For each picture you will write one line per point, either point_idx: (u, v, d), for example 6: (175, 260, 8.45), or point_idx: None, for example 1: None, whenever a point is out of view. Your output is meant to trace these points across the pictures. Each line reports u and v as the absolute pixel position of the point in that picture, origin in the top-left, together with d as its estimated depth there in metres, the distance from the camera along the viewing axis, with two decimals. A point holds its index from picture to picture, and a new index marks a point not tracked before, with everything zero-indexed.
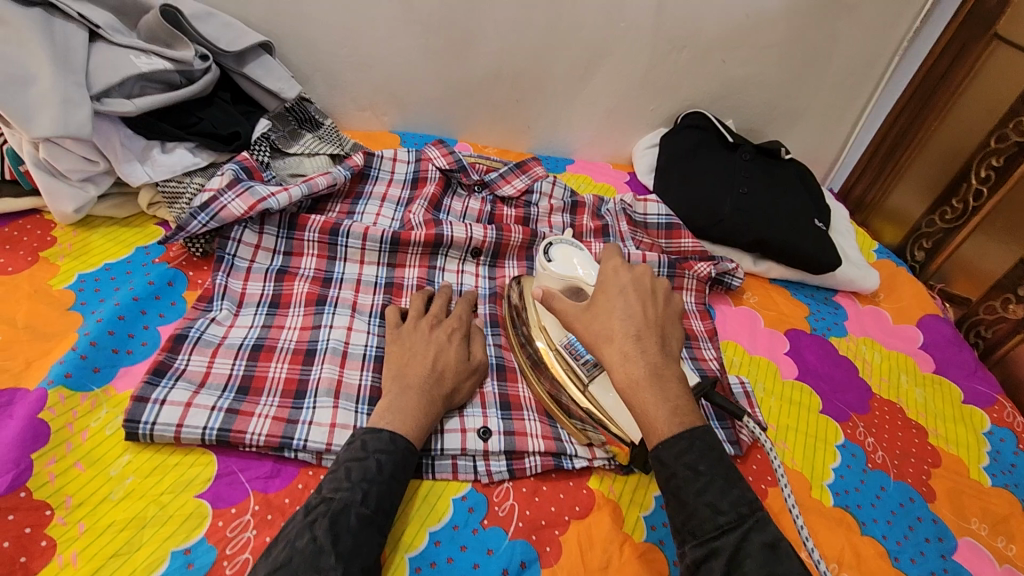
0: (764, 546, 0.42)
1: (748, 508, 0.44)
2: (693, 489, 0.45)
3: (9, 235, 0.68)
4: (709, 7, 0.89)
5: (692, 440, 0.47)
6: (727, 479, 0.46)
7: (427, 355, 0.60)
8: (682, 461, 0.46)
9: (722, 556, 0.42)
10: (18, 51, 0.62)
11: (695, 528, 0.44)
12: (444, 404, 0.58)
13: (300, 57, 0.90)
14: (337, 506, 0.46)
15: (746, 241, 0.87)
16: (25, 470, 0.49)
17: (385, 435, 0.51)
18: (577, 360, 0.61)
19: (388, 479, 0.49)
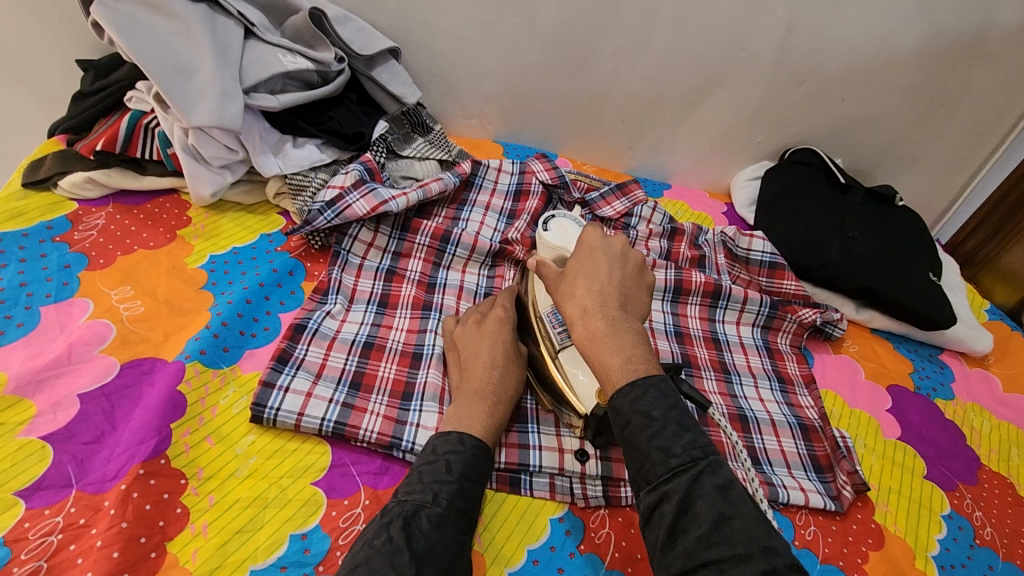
0: (715, 487, 0.41)
1: (701, 451, 0.43)
2: (645, 434, 0.44)
3: (151, 212, 0.73)
4: (837, 44, 0.87)
5: (645, 388, 0.45)
6: (681, 423, 0.44)
7: (483, 351, 0.61)
8: (637, 409, 0.45)
9: (674, 499, 0.41)
10: (185, 44, 0.66)
11: (648, 474, 0.43)
12: (511, 405, 0.59)
13: (421, 64, 0.93)
14: (410, 507, 0.47)
15: (851, 288, 0.85)
16: (164, 438, 0.52)
17: (453, 436, 0.52)
18: (554, 328, 0.62)
19: (458, 477, 0.49)
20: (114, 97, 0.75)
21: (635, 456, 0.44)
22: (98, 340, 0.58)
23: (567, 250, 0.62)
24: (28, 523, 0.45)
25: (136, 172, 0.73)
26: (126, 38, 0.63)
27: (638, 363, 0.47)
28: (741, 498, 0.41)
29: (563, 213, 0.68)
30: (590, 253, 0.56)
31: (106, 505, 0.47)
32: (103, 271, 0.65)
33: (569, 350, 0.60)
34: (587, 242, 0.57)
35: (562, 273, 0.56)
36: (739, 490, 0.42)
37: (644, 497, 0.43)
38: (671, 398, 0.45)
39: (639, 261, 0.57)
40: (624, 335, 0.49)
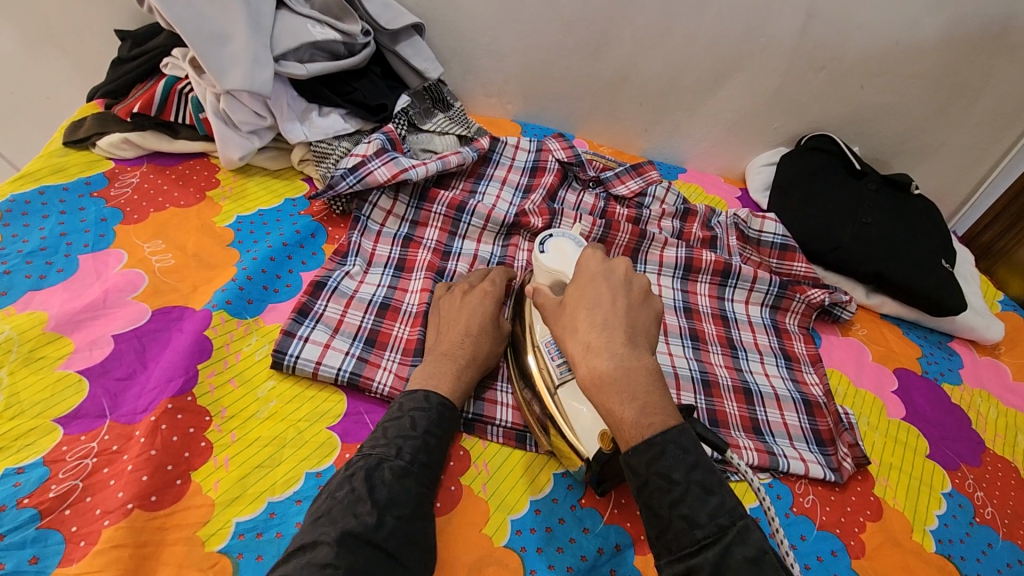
0: (745, 560, 0.40)
1: (729, 518, 0.43)
2: (667, 500, 0.44)
3: (182, 173, 0.76)
4: (858, 30, 0.87)
5: (663, 446, 0.45)
6: (705, 486, 0.44)
7: (460, 320, 0.62)
8: (655, 470, 0.44)
9: (701, 573, 0.41)
10: (220, 10, 0.69)
11: (671, 543, 0.43)
12: (481, 367, 0.61)
13: (444, 42, 0.95)
14: (373, 460, 0.48)
15: (862, 272, 0.85)
16: (192, 378, 0.55)
17: (419, 394, 0.54)
18: (553, 361, 0.58)
19: (422, 434, 0.51)
20: (151, 63, 0.78)
21: (660, 525, 0.44)
22: (131, 288, 0.61)
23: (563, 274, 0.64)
24: (66, 446, 0.49)
25: (170, 135, 0.77)
26: (165, 5, 0.66)
27: (652, 414, 0.47)
28: (772, 567, 0.41)
29: (561, 232, 0.69)
30: (592, 279, 0.55)
31: (137, 434, 0.50)
32: (137, 225, 0.68)
33: (568, 386, 0.57)
34: (588, 268, 0.57)
35: (562, 303, 0.55)
36: (770, 558, 0.41)
37: (669, 565, 0.43)
38: (692, 455, 0.45)
39: (645, 286, 0.56)
40: (634, 378, 0.48)
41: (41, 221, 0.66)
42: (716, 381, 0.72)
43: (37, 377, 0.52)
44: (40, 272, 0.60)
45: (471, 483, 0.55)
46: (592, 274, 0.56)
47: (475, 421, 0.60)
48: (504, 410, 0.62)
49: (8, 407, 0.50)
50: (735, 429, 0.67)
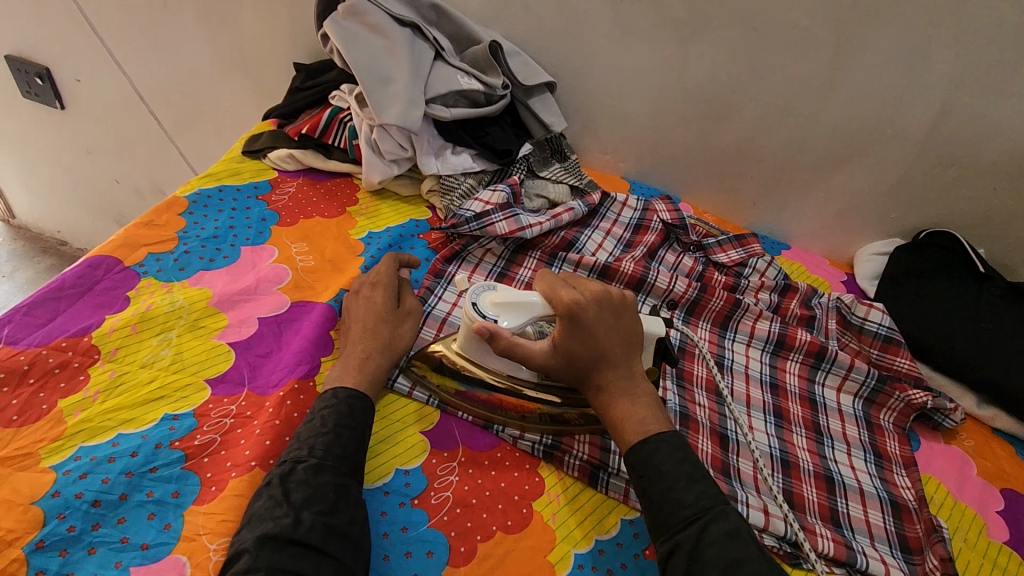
0: (724, 533, 0.48)
1: (709, 502, 0.50)
2: (659, 487, 0.51)
3: (329, 188, 0.88)
4: (997, 132, 0.85)
5: (657, 444, 0.53)
6: (690, 475, 0.51)
7: (360, 317, 0.65)
8: (649, 464, 0.52)
9: (683, 548, 0.47)
10: (388, 59, 0.82)
11: (663, 524, 0.50)
12: (389, 354, 0.63)
13: (572, 100, 1.03)
14: (287, 465, 0.50)
15: (973, 379, 0.81)
16: (314, 366, 0.63)
17: (328, 392, 0.56)
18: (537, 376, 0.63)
19: (331, 430, 0.52)
20: (322, 94, 0.92)
21: (650, 505, 0.51)
22: (278, 279, 0.71)
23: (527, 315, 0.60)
24: (211, 404, 0.57)
25: (324, 156, 0.88)
26: (347, 50, 0.80)
27: (651, 424, 0.54)
28: (749, 541, 0.48)
29: (471, 292, 0.63)
30: (584, 327, 0.56)
31: (266, 405, 0.58)
32: (289, 228, 0.79)
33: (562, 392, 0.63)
34: (584, 313, 0.56)
35: (564, 353, 0.57)
36: (746, 533, 0.48)
37: (665, 539, 0.49)
38: (680, 452, 0.52)
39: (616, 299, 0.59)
40: (636, 400, 0.56)
41: (216, 213, 0.78)
42: (796, 463, 0.70)
43: (197, 342, 0.62)
44: (210, 256, 0.72)
45: (543, 509, 0.58)
46: (567, 310, 0.56)
47: (553, 451, 0.63)
48: (582, 443, 0.63)
49: (173, 363, 0.60)
50: (812, 515, 0.65)
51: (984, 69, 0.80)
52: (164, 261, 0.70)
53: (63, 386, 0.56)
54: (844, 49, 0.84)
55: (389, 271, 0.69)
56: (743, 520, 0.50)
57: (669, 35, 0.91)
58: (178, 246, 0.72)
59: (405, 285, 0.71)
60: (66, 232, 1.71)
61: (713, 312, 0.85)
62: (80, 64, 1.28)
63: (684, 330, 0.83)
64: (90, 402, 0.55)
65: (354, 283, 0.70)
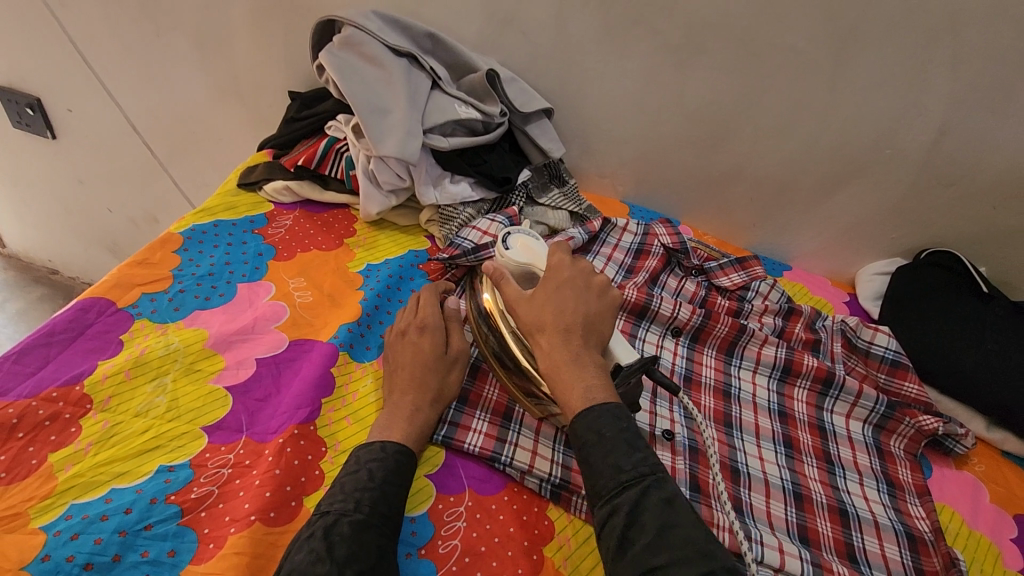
0: (659, 500, 0.48)
1: (648, 468, 0.50)
2: (601, 452, 0.51)
3: (326, 220, 0.86)
4: (995, 153, 0.85)
5: (599, 412, 0.53)
6: (630, 443, 0.51)
7: (406, 363, 0.64)
8: (591, 429, 0.52)
9: (622, 511, 0.48)
10: (385, 89, 0.81)
11: (601, 489, 0.50)
12: (434, 405, 0.62)
13: (569, 124, 1.03)
14: (330, 518, 0.48)
15: (981, 402, 0.80)
16: (315, 409, 0.61)
17: (375, 446, 0.55)
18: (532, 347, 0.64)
19: (379, 485, 0.52)
20: (317, 124, 0.91)
21: (589, 472, 0.51)
22: (275, 317, 0.70)
23: (536, 267, 0.67)
24: (208, 454, 0.55)
25: (321, 186, 0.87)
26: (343, 81, 0.79)
27: None
28: (685, 509, 0.48)
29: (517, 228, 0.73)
30: (558, 282, 0.62)
31: (266, 453, 0.56)
32: (286, 262, 0.77)
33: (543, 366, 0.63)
34: (559, 268, 0.64)
35: (529, 297, 0.62)
36: (679, 503, 0.48)
37: (601, 505, 0.49)
38: (622, 421, 0.52)
39: (602, 282, 0.64)
40: (584, 368, 0.56)
41: (212, 249, 0.77)
42: (809, 495, 0.69)
43: (193, 387, 0.60)
44: (206, 294, 0.70)
45: (553, 555, 0.56)
46: (552, 265, 0.64)
47: (561, 491, 0.61)
48: None
49: (168, 410, 0.58)
50: (827, 551, 0.64)
51: (980, 90, 0.80)
52: (158, 302, 0.68)
53: (54, 439, 0.53)
54: (841, 73, 0.84)
55: (434, 313, 0.68)
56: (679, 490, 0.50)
57: (665, 59, 0.91)
58: (173, 285, 0.70)
59: (451, 323, 0.70)
60: (56, 261, 1.68)
61: (718, 339, 0.83)
62: (71, 94, 1.27)
63: (690, 358, 0.82)
64: (82, 455, 0.53)
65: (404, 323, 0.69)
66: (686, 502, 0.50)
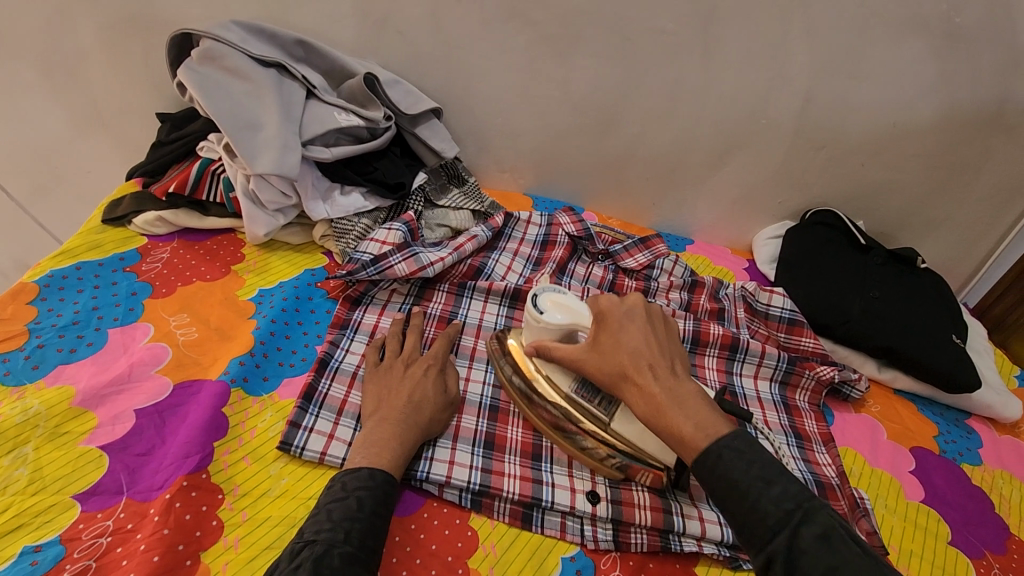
0: (815, 538, 0.41)
1: (793, 502, 0.43)
2: (736, 496, 0.44)
3: (210, 248, 0.81)
4: (856, 114, 0.91)
5: (720, 452, 0.46)
6: (764, 477, 0.44)
7: (402, 391, 0.62)
8: (719, 473, 0.45)
9: (778, 560, 0.41)
10: (255, 103, 0.76)
11: (750, 538, 0.43)
12: (421, 435, 0.59)
13: (461, 122, 1.01)
14: (320, 547, 0.46)
15: (871, 346, 0.85)
16: (207, 455, 0.56)
17: (363, 472, 0.53)
18: (592, 402, 0.62)
19: (369, 516, 0.49)
20: (188, 146, 0.84)
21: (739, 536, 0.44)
22: (155, 361, 0.64)
23: (579, 323, 0.62)
24: (82, 524, 0.50)
25: (200, 213, 0.81)
26: (206, 98, 0.73)
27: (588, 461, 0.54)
28: (843, 541, 0.40)
29: (543, 287, 0.67)
30: (612, 326, 0.57)
31: (151, 513, 0.51)
32: (164, 299, 0.71)
33: (618, 417, 0.61)
34: (611, 312, 0.58)
35: (593, 348, 0.58)
36: (841, 534, 0.41)
37: (753, 556, 0.42)
38: (748, 454, 0.45)
39: (661, 314, 0.60)
40: (686, 402, 0.49)
41: (75, 295, 0.69)
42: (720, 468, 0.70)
43: (60, 452, 0.54)
44: (71, 346, 0.63)
45: (479, 565, 0.55)
46: (602, 314, 0.59)
47: (481, 497, 0.60)
48: (511, 481, 0.61)
49: (31, 483, 0.52)
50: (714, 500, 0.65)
51: (835, 58, 0.85)
52: (11, 362, 0.61)
53: None
54: (711, 52, 0.87)
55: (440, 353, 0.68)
56: (836, 519, 0.42)
57: (546, 50, 0.91)
58: (30, 340, 0.63)
59: (448, 368, 0.69)
60: None
61: None
62: None
63: None
64: None
65: (390, 359, 0.67)
66: (848, 531, 0.42)
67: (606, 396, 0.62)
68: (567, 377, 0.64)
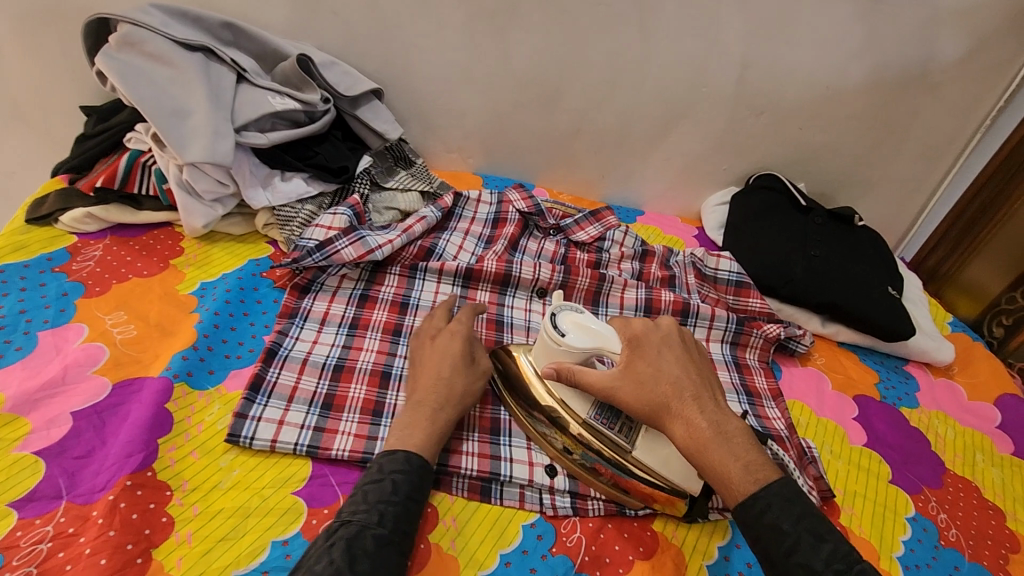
0: None
1: (843, 563, 0.45)
2: (782, 548, 0.46)
3: (146, 243, 0.78)
4: (790, 78, 0.93)
5: (768, 501, 0.48)
6: (814, 534, 0.47)
7: (436, 365, 0.62)
8: (765, 522, 0.47)
9: None
10: (181, 89, 0.73)
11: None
12: (461, 405, 0.60)
13: (404, 103, 0.99)
14: (354, 528, 0.48)
15: (814, 303, 0.89)
16: (152, 452, 0.55)
17: (399, 455, 0.54)
18: (612, 428, 0.60)
19: (404, 500, 0.51)
20: (114, 138, 0.81)
21: (774, 570, 0.47)
22: (91, 361, 0.61)
23: (605, 347, 0.59)
24: (20, 531, 0.48)
25: (133, 207, 0.78)
26: (127, 85, 0.70)
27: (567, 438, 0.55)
28: None
29: (559, 303, 0.64)
30: (646, 351, 0.57)
31: (94, 515, 0.50)
32: (99, 298, 0.68)
33: (641, 444, 0.59)
34: (650, 339, 0.58)
35: (627, 372, 0.56)
36: None
37: None
38: (797, 506, 0.48)
39: (693, 340, 0.62)
40: (733, 443, 0.52)
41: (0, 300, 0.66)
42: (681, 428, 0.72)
43: None
44: None
45: (440, 540, 0.55)
46: (636, 338, 0.58)
47: (440, 475, 0.60)
48: (470, 458, 0.61)
49: None
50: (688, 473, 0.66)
51: (767, 23, 0.87)
52: None
53: None
54: (648, 21, 0.88)
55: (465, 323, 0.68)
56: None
57: (484, 25, 0.89)
58: None
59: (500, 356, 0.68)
60: None
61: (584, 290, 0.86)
62: None
63: None
64: None
65: (423, 334, 0.67)
66: None
67: (626, 422, 0.60)
68: (583, 400, 0.61)
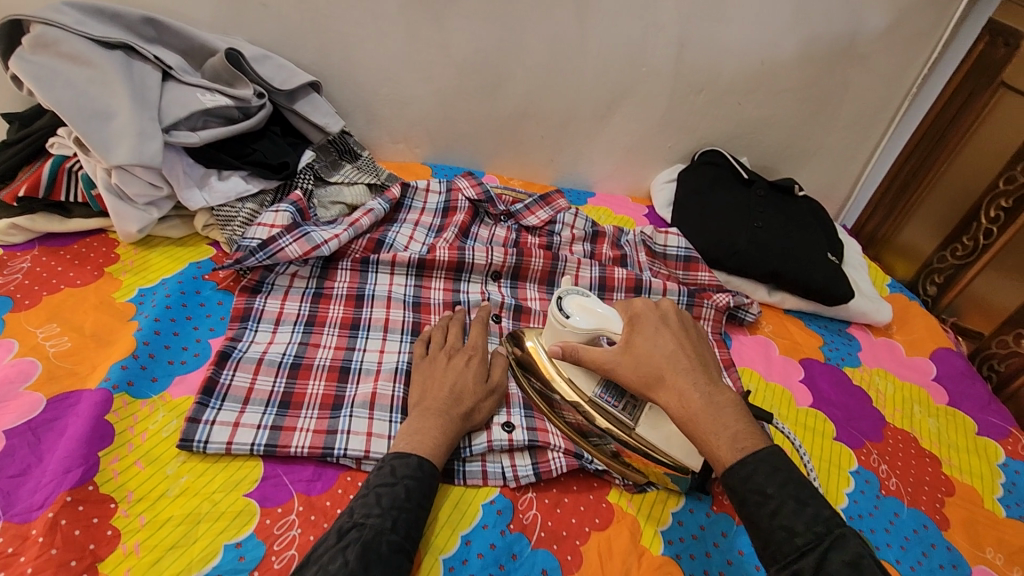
0: (845, 564, 0.42)
1: (825, 526, 0.44)
2: (766, 512, 0.45)
3: (78, 252, 0.75)
4: (726, 55, 0.95)
5: (754, 465, 0.47)
6: (798, 498, 0.45)
7: (446, 380, 0.62)
8: (752, 487, 0.46)
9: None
10: (102, 89, 0.70)
11: (776, 553, 0.44)
12: (463, 425, 0.59)
13: (344, 96, 0.98)
14: (369, 532, 0.47)
15: (759, 273, 0.91)
16: (93, 465, 0.53)
17: (413, 461, 0.53)
18: (616, 406, 0.61)
19: (415, 506, 0.51)
20: (36, 144, 0.77)
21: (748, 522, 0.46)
22: (24, 377, 0.59)
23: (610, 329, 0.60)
24: None
25: (62, 215, 0.75)
26: (42, 88, 0.67)
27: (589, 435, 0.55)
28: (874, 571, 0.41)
29: (568, 290, 0.65)
30: (649, 332, 0.57)
31: (33, 533, 0.48)
32: (29, 311, 0.66)
33: (644, 422, 0.60)
34: (648, 318, 0.58)
35: (626, 350, 0.57)
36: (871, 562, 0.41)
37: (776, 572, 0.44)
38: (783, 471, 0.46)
39: (696, 327, 0.60)
40: (722, 417, 0.50)
41: None
42: None
43: None
44: None
45: None
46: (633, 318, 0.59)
47: None
48: None
49: None
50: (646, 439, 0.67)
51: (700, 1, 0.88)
52: None
53: None
54: (584, 4, 0.88)
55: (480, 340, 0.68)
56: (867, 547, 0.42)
57: (420, 12, 0.88)
58: None
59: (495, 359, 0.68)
60: None
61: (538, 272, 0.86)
62: None
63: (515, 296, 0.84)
64: None
65: (437, 348, 0.67)
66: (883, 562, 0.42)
67: (631, 399, 0.61)
68: (589, 379, 0.62)
